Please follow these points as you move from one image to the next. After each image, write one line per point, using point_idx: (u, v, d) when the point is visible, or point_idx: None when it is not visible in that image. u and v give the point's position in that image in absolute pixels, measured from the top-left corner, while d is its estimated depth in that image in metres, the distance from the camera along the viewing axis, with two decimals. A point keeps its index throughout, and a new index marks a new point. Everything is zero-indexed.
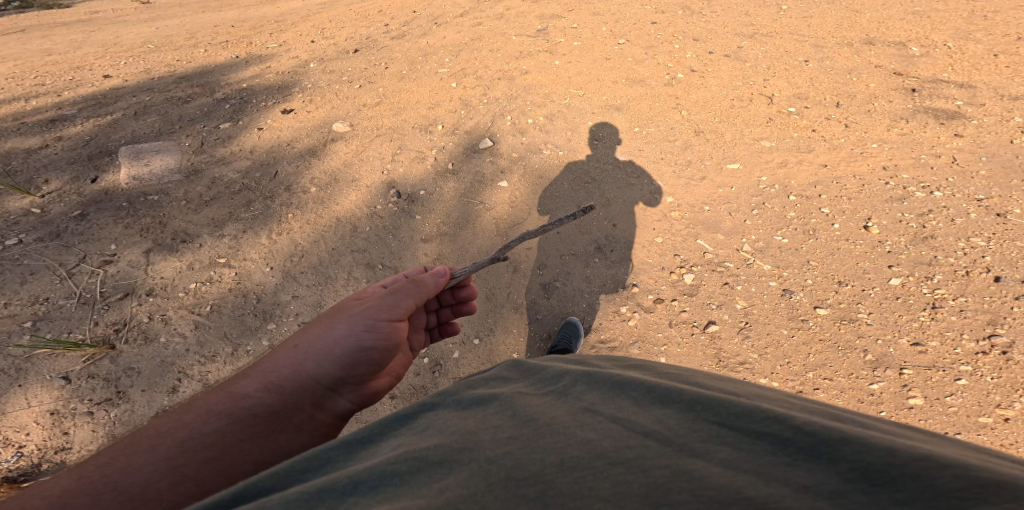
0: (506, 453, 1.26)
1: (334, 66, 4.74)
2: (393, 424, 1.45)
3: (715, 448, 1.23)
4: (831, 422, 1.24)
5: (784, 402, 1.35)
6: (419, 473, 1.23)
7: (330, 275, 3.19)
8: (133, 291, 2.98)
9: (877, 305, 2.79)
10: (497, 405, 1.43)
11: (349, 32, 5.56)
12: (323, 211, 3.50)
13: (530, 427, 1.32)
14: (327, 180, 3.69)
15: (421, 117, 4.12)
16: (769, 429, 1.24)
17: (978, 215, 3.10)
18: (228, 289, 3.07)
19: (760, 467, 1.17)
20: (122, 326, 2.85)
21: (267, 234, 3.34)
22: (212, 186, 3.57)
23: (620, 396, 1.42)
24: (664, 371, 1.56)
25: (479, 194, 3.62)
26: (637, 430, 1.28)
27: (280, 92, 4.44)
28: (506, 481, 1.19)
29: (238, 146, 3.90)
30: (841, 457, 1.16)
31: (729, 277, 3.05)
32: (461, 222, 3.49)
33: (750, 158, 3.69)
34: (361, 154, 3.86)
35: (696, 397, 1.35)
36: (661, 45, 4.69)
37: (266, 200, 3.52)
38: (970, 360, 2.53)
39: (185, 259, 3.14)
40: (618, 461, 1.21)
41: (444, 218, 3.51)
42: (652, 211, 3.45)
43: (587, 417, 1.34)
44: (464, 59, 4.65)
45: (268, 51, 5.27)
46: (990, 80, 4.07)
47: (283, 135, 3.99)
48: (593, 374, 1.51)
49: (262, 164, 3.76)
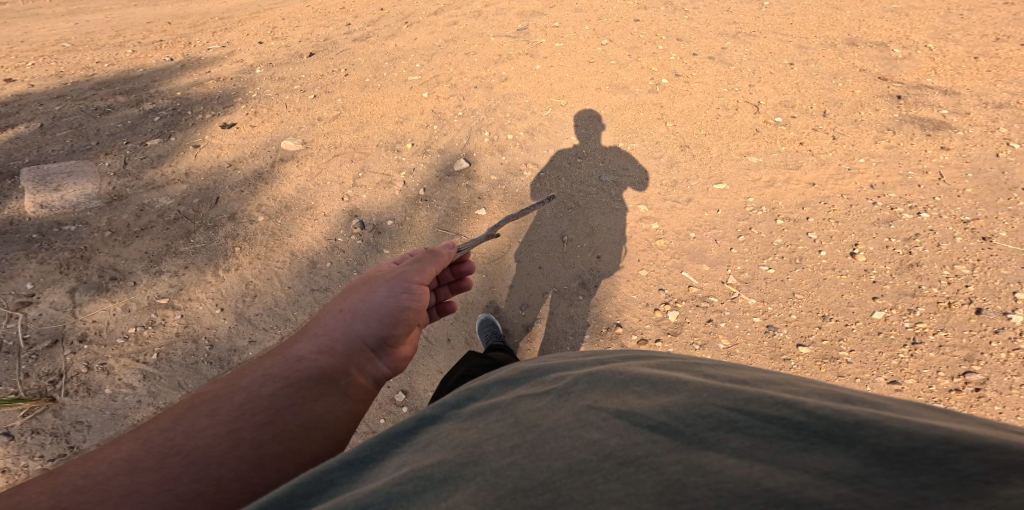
0: (512, 464, 1.08)
1: (282, 74, 4.65)
2: (392, 441, 1.26)
3: (725, 436, 1.05)
4: (851, 408, 1.07)
5: (805, 387, 1.17)
6: (425, 493, 1.07)
7: (289, 316, 3.06)
8: (63, 337, 2.83)
9: (858, 342, 2.74)
10: (499, 413, 1.24)
11: (305, 31, 5.42)
12: (277, 244, 3.37)
13: (535, 433, 1.14)
14: (277, 209, 3.55)
15: (389, 133, 4.06)
16: (783, 414, 1.07)
17: (964, 239, 3.08)
18: (175, 333, 2.93)
19: (778, 455, 1.01)
20: (57, 377, 2.70)
21: (213, 269, 3.20)
22: (149, 220, 3.39)
23: (620, 387, 1.22)
24: (673, 360, 1.36)
25: (455, 226, 3.51)
26: (642, 422, 1.10)
27: (228, 101, 4.34)
28: (515, 495, 1.03)
29: (172, 170, 3.71)
30: (862, 442, 1.00)
31: (713, 314, 2.96)
32: None
33: (734, 177, 3.64)
34: (316, 177, 3.76)
35: (706, 385, 1.17)
36: (645, 45, 4.78)
37: (206, 230, 3.37)
38: (944, 398, 2.51)
39: (120, 301, 3.00)
40: (628, 459, 1.04)
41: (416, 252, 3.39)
42: (636, 238, 3.38)
43: (590, 415, 1.15)
44: (438, 64, 4.68)
45: (209, 54, 5.03)
46: (973, 85, 4.12)
47: (219, 157, 3.84)
48: (595, 369, 1.31)
49: (201, 190, 3.61)
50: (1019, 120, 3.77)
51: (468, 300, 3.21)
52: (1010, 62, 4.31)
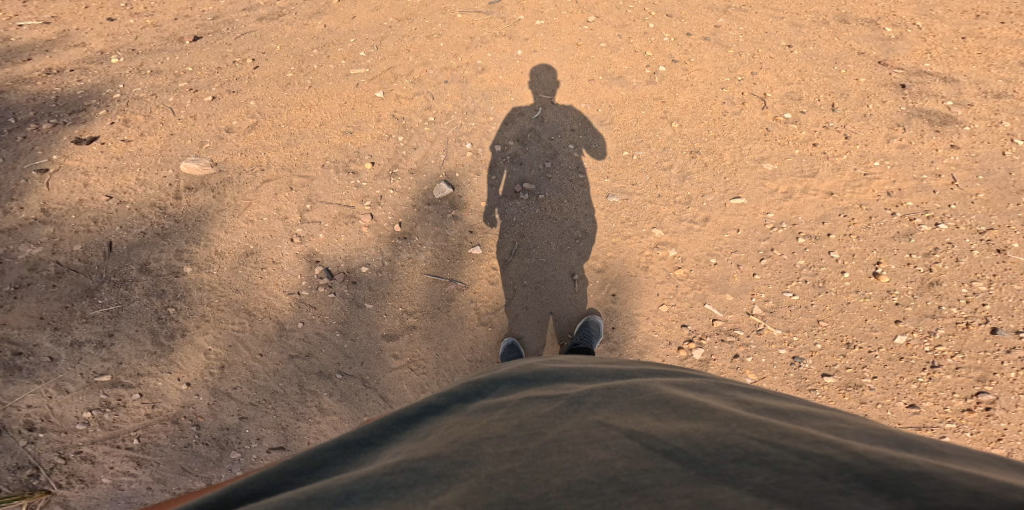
0: (510, 471, 0.95)
1: (153, 66, 4.15)
2: (400, 426, 1.10)
3: (747, 470, 0.89)
4: (902, 455, 0.89)
5: (849, 423, 1.01)
6: (417, 487, 0.94)
7: (276, 389, 2.73)
8: (6, 427, 2.44)
9: (882, 368, 2.72)
10: (503, 412, 1.08)
11: (181, 4, 4.86)
12: (223, 302, 2.95)
13: (539, 442, 1.00)
14: (207, 257, 3.11)
15: (338, 150, 3.73)
16: (826, 452, 0.90)
17: (981, 252, 3.09)
18: (145, 416, 2.57)
19: (800, 496, 0.84)
20: (34, 470, 2.36)
21: (153, 337, 2.78)
22: (18, 274, 2.85)
23: (649, 400, 1.07)
24: (700, 381, 1.19)
25: (449, 269, 3.25)
26: (654, 445, 0.96)
27: (75, 105, 3.76)
28: (509, 503, 0.90)
29: (19, 206, 3.13)
30: (907, 493, 0.82)
31: (740, 348, 2.88)
32: (439, 307, 3.10)
33: (752, 190, 3.58)
34: (243, 212, 3.33)
35: (737, 414, 1.01)
36: (634, 24, 4.81)
37: (112, 286, 2.90)
38: (956, 417, 2.53)
39: (48, 381, 2.57)
40: (633, 486, 0.90)
41: (418, 308, 3.09)
42: (653, 269, 3.24)
43: (601, 432, 1.01)
44: (388, 52, 4.45)
45: (19, 35, 4.29)
46: (969, 71, 4.35)
47: (84, 188, 3.28)
48: (614, 384, 1.14)
49: (88, 232, 3.08)
50: (1018, 111, 3.96)
51: (476, 358, 2.96)
52: (994, 41, 4.63)
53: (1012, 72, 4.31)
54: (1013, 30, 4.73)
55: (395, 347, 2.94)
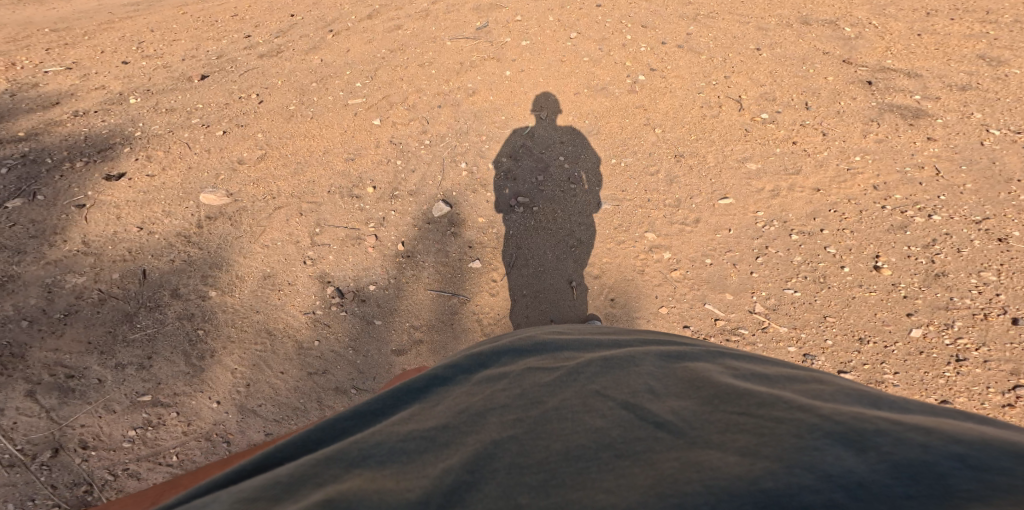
0: (512, 437, 0.78)
1: (168, 104, 4.19)
2: (405, 396, 0.90)
3: (730, 436, 0.72)
4: (868, 412, 0.73)
5: (830, 383, 0.83)
6: (388, 461, 0.76)
7: (297, 405, 2.63)
8: (63, 446, 2.35)
9: (902, 363, 2.66)
10: (489, 387, 0.89)
11: (188, 46, 4.97)
12: (244, 321, 2.93)
13: (539, 410, 0.82)
14: (229, 281, 3.10)
15: (341, 176, 3.76)
16: (797, 416, 0.72)
17: (982, 242, 3.14)
18: (182, 433, 2.47)
19: (785, 452, 0.67)
20: (88, 485, 2.24)
21: (185, 357, 2.73)
22: (67, 302, 2.84)
23: (644, 373, 0.87)
24: (693, 348, 0.97)
25: (452, 283, 3.25)
26: (646, 416, 0.78)
27: (102, 143, 3.78)
28: (511, 469, 0.73)
29: (62, 239, 3.13)
30: (868, 447, 0.67)
31: (746, 346, 2.84)
32: (442, 323, 3.06)
33: (738, 189, 3.66)
34: (259, 237, 3.34)
35: (717, 383, 0.81)
36: (614, 36, 4.95)
37: (149, 311, 2.88)
38: (997, 412, 2.41)
39: (97, 402, 2.51)
40: (627, 451, 0.73)
41: (425, 322, 3.07)
42: (649, 272, 3.26)
43: (598, 401, 0.82)
44: (381, 80, 4.54)
45: (47, 81, 4.36)
46: (930, 65, 4.50)
47: (117, 221, 3.28)
48: (612, 354, 0.94)
49: (123, 261, 3.08)
50: (987, 102, 4.08)
51: None
52: (948, 37, 4.80)
53: (971, 65, 4.46)
54: (965, 26, 4.94)
55: (406, 360, 2.89)
